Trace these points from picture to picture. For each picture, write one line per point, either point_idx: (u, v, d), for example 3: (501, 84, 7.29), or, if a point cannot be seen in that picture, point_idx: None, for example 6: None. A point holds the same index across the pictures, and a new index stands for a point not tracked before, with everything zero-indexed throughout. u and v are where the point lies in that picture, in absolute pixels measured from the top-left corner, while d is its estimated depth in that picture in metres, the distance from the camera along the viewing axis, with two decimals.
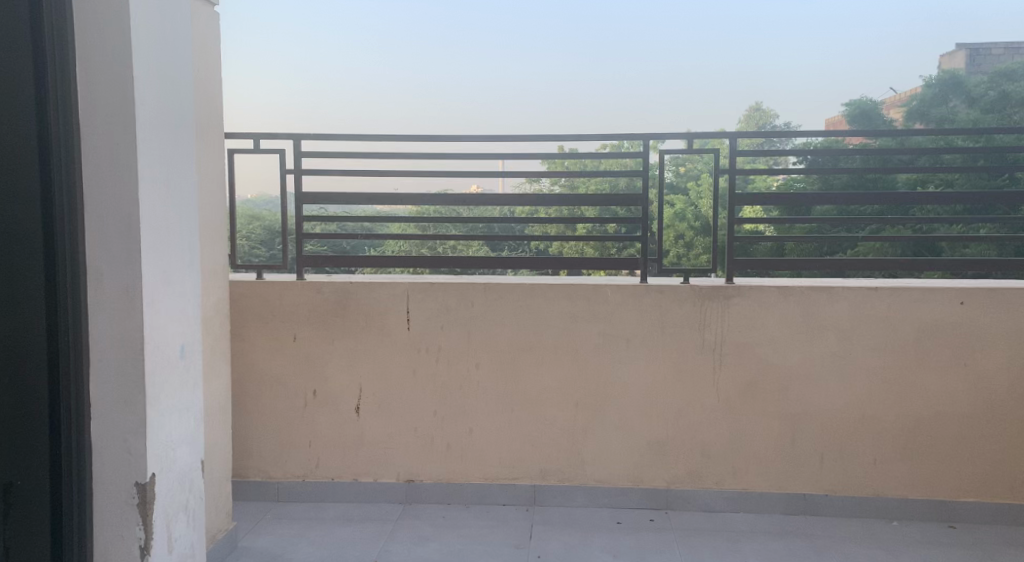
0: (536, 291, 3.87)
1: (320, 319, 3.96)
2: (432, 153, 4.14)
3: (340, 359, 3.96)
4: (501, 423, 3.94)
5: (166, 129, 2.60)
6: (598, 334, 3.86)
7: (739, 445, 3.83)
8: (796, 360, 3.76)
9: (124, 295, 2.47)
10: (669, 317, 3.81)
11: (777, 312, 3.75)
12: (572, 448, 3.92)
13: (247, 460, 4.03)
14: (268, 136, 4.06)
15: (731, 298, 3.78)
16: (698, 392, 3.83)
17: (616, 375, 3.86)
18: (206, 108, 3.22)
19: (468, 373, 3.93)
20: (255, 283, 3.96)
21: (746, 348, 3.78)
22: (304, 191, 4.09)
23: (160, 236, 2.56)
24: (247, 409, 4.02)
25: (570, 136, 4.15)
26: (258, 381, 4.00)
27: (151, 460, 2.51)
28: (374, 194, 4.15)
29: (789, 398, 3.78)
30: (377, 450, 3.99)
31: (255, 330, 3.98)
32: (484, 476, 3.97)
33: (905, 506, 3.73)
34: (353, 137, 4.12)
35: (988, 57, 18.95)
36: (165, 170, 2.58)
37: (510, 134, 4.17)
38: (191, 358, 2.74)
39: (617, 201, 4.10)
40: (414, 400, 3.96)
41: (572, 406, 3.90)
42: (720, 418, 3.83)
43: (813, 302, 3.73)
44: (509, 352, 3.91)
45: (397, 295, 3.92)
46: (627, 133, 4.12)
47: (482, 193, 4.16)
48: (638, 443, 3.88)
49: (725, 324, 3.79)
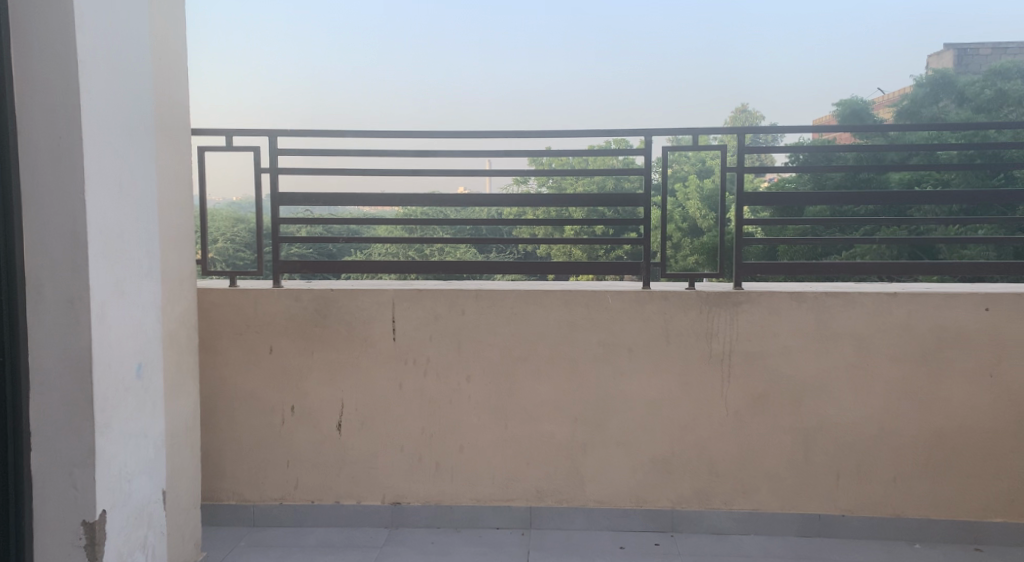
0: (532, 298, 3.60)
1: (298, 330, 3.67)
2: (419, 151, 3.87)
3: (321, 372, 3.68)
4: (494, 441, 3.67)
5: (122, 120, 2.31)
6: (598, 344, 3.60)
7: (749, 462, 3.57)
8: (810, 371, 3.51)
9: (69, 309, 2.17)
10: (675, 325, 3.55)
11: (789, 320, 3.50)
12: (571, 467, 3.65)
13: (219, 482, 3.73)
14: (241, 132, 3.76)
15: (741, 305, 3.52)
16: (705, 406, 3.57)
17: (618, 388, 3.60)
18: (170, 101, 2.92)
19: (459, 387, 3.65)
20: (228, 291, 3.66)
21: (757, 358, 3.53)
22: (281, 191, 3.80)
23: (113, 241, 2.26)
24: (220, 427, 3.73)
25: (567, 131, 3.89)
26: (231, 397, 3.70)
27: (103, 495, 2.22)
28: (357, 194, 3.87)
29: (803, 412, 3.53)
30: (360, 470, 3.71)
31: (228, 341, 3.69)
32: (476, 497, 3.69)
33: (927, 528, 3.49)
34: (334, 133, 3.83)
35: (976, 57, 18.93)
36: (121, 166, 2.30)
37: (502, 131, 3.90)
38: (150, 377, 2.44)
39: (617, 201, 3.84)
40: (400, 416, 3.68)
41: (571, 421, 3.63)
42: (729, 434, 3.57)
43: (828, 308, 3.48)
44: (503, 364, 3.63)
45: (382, 303, 3.64)
46: (628, 128, 3.86)
47: (472, 193, 3.88)
48: (642, 461, 3.62)
49: (734, 333, 3.53)
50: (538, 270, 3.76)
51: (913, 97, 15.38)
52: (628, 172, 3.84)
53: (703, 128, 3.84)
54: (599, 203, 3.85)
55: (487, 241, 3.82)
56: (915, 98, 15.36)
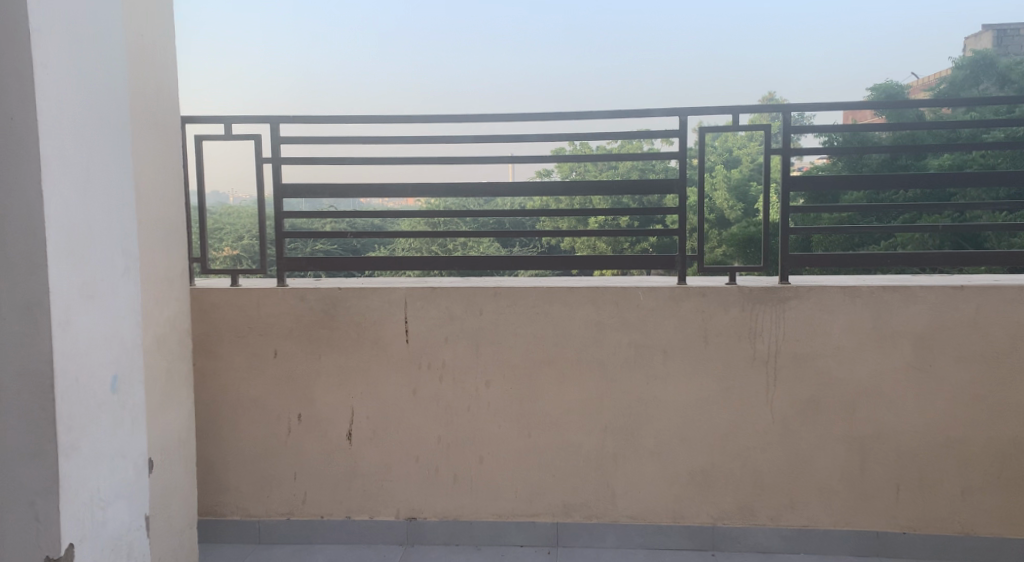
0: (557, 296, 3.29)
1: (304, 333, 3.39)
2: (432, 137, 3.58)
3: (328, 378, 3.40)
4: (517, 451, 3.37)
5: (89, 101, 2.06)
6: (629, 346, 3.28)
7: (798, 475, 3.24)
8: (865, 374, 3.17)
9: (27, 315, 1.93)
10: (714, 324, 3.23)
11: (842, 317, 3.17)
12: (601, 480, 3.34)
13: (222, 496, 3.48)
14: (240, 120, 3.49)
15: (787, 301, 3.20)
16: (748, 412, 3.25)
17: (652, 393, 3.29)
18: (156, 87, 2.65)
19: (477, 393, 3.36)
20: (227, 291, 3.39)
21: (806, 360, 3.20)
22: (284, 183, 3.53)
23: (78, 238, 2.02)
24: (221, 438, 3.46)
25: (592, 113, 3.57)
26: (234, 405, 3.44)
27: (71, 527, 1.98)
28: (365, 185, 3.58)
29: (858, 419, 3.19)
30: (373, 483, 3.43)
31: (229, 345, 3.42)
32: (497, 512, 3.40)
33: (998, 547, 3.14)
34: (340, 119, 3.55)
35: (1017, 39, 18.23)
36: (86, 152, 2.05)
37: (522, 114, 3.60)
38: (129, 391, 2.18)
39: (650, 189, 3.53)
40: (415, 425, 3.39)
41: (600, 429, 3.32)
42: (775, 443, 3.25)
43: (885, 304, 3.14)
44: (526, 368, 3.33)
45: (393, 302, 3.35)
46: (658, 109, 3.53)
47: (492, 182, 3.58)
48: (679, 474, 3.31)
49: (781, 331, 3.21)
50: (562, 265, 3.44)
51: (953, 80, 14.82)
52: (661, 156, 3.52)
53: (744, 107, 3.51)
54: (630, 190, 3.53)
55: (508, 234, 3.52)
56: (955, 81, 14.76)
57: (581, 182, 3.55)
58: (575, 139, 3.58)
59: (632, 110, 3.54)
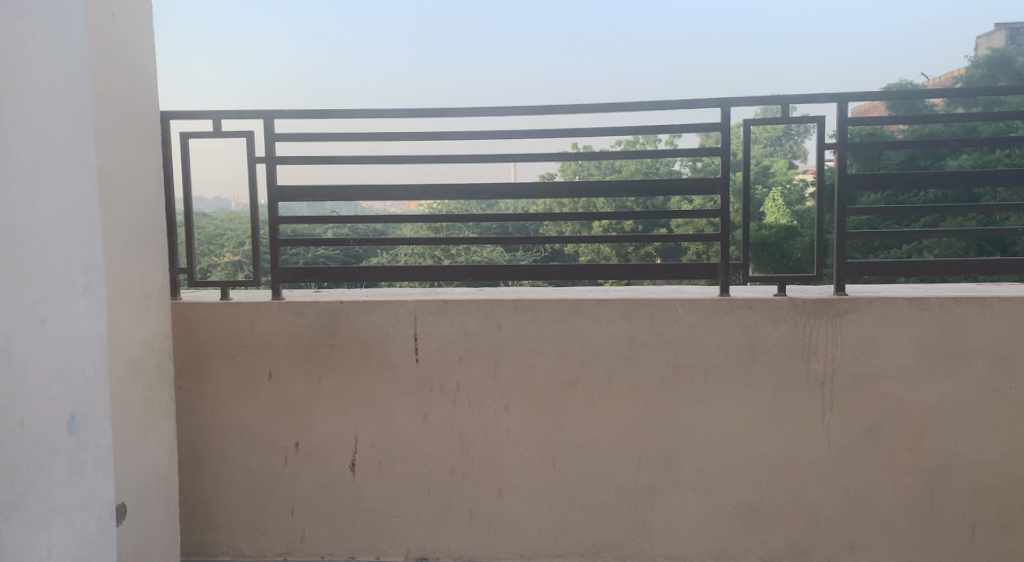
0: (584, 309, 2.93)
1: (302, 351, 3.04)
2: (445, 134, 3.24)
3: (329, 402, 3.04)
4: (541, 483, 3.01)
5: (32, 91, 1.75)
6: (666, 365, 2.92)
7: (858, 510, 2.89)
8: (933, 396, 2.82)
9: None
10: (762, 340, 2.87)
11: (907, 333, 2.81)
12: (636, 516, 2.98)
13: (211, 534, 3.12)
14: (230, 115, 3.15)
15: (845, 315, 2.84)
16: (801, 440, 2.89)
17: (692, 418, 2.93)
18: (133, 76, 2.32)
19: (497, 418, 3.00)
20: (217, 305, 3.03)
21: (866, 381, 2.85)
22: (280, 185, 3.18)
23: (24, 251, 1.70)
24: (210, 469, 3.10)
25: (621, 106, 3.21)
26: (224, 432, 3.08)
27: None
28: (370, 187, 3.24)
29: (926, 447, 2.84)
30: (380, 519, 3.07)
31: (219, 365, 3.06)
32: (519, 551, 3.03)
33: None
34: (341, 114, 3.20)
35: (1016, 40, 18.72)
36: (32, 149, 1.74)
37: (543, 107, 3.25)
38: (92, 431, 1.85)
39: (688, 190, 3.18)
40: (426, 455, 3.03)
41: (634, 460, 2.97)
42: (832, 475, 2.89)
43: (956, 318, 2.79)
44: (549, 390, 2.98)
45: (402, 317, 3.00)
46: (694, 100, 3.19)
47: (511, 183, 3.22)
48: (723, 508, 2.95)
49: (838, 348, 2.85)
50: (589, 274, 3.06)
51: (969, 79, 14.53)
52: (700, 153, 3.16)
53: (789, 98, 3.16)
54: (666, 190, 3.16)
55: (529, 240, 3.15)
56: (972, 80, 14.46)
57: (610, 182, 3.18)
58: (603, 134, 3.22)
59: (665, 103, 3.18)
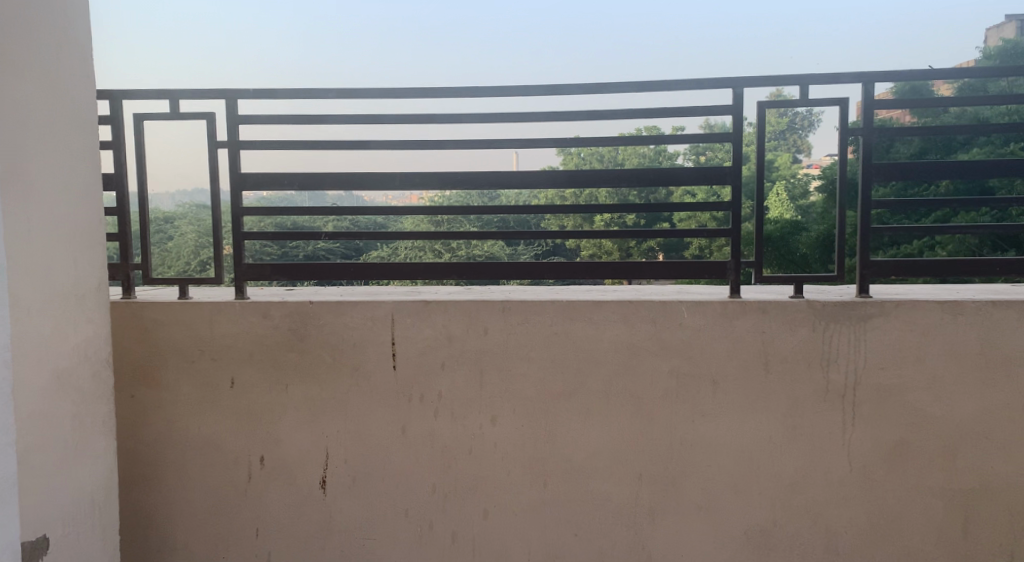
0: (579, 312, 2.64)
1: (267, 356, 2.74)
2: (426, 118, 2.94)
3: (297, 413, 2.75)
4: (531, 503, 2.72)
5: None
6: (670, 375, 2.62)
7: (882, 537, 2.60)
8: (967, 410, 2.53)
9: None
10: (778, 348, 2.58)
11: (939, 341, 2.52)
12: (635, 540, 2.69)
13: (169, 556, 2.83)
14: (189, 95, 2.85)
15: (870, 320, 2.54)
16: (820, 458, 2.60)
17: (698, 434, 2.63)
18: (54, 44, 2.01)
19: (481, 432, 2.71)
20: (173, 305, 2.74)
21: (892, 395, 2.55)
22: (245, 173, 2.88)
23: None
24: (167, 486, 2.81)
25: (622, 88, 2.90)
26: (182, 445, 2.79)
27: None
28: (345, 176, 2.94)
29: (958, 467, 2.55)
30: (353, 542, 2.78)
31: (176, 371, 2.76)
32: None
33: None
34: (312, 94, 2.90)
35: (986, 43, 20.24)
36: None
37: (535, 87, 2.94)
38: None
39: (696, 181, 2.87)
40: (404, 471, 2.74)
41: (633, 479, 2.67)
42: (853, 498, 2.60)
43: (995, 324, 2.49)
44: (540, 402, 2.68)
45: (377, 320, 2.71)
46: (702, 80, 2.88)
47: (500, 171, 2.92)
48: (732, 533, 2.66)
49: (862, 358, 2.56)
50: (586, 274, 2.75)
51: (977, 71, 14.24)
52: (710, 139, 2.85)
53: (808, 79, 2.85)
54: (672, 181, 2.86)
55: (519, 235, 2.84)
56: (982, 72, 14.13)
57: (611, 172, 2.87)
58: (603, 119, 2.92)
59: (670, 84, 2.88)
